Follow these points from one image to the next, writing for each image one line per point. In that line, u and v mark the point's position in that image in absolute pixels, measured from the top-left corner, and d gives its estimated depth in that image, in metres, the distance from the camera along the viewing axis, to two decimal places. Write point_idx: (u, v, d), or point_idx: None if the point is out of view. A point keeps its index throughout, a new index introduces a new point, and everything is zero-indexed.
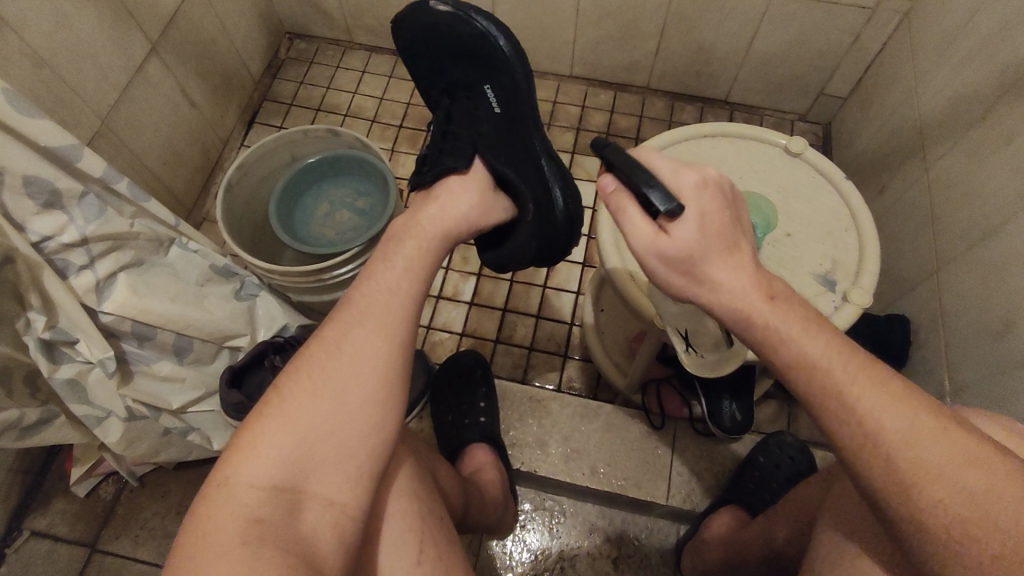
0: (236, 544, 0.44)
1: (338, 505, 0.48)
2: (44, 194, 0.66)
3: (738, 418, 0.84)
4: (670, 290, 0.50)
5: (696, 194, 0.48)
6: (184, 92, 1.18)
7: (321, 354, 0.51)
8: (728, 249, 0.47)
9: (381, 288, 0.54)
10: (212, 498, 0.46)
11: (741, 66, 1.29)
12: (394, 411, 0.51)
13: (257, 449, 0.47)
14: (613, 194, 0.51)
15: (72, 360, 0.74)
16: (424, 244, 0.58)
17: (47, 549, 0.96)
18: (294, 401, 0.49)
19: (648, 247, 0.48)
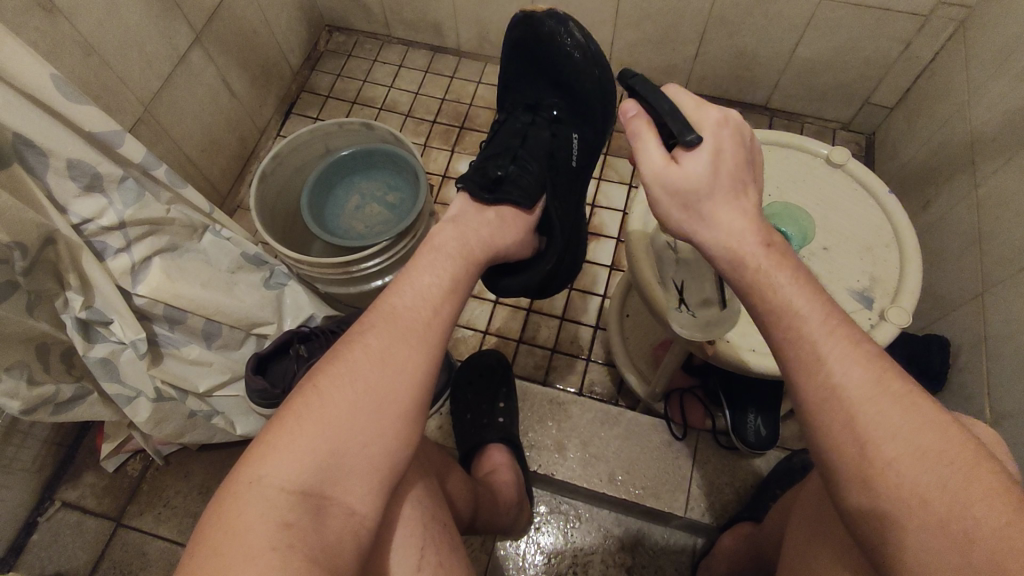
0: (266, 549, 0.43)
1: (360, 515, 0.48)
2: (86, 177, 0.68)
3: (763, 433, 0.82)
4: (666, 220, 0.50)
5: (715, 129, 0.48)
6: (224, 82, 1.21)
7: (355, 358, 0.50)
8: (734, 190, 0.48)
9: (418, 296, 0.53)
10: (239, 498, 0.45)
11: (783, 72, 1.25)
12: (419, 423, 0.51)
13: (288, 450, 0.47)
14: (631, 120, 0.51)
15: (107, 340, 0.77)
16: (459, 256, 0.58)
17: (75, 520, 1.00)
18: (327, 404, 0.48)
19: (654, 175, 0.49)
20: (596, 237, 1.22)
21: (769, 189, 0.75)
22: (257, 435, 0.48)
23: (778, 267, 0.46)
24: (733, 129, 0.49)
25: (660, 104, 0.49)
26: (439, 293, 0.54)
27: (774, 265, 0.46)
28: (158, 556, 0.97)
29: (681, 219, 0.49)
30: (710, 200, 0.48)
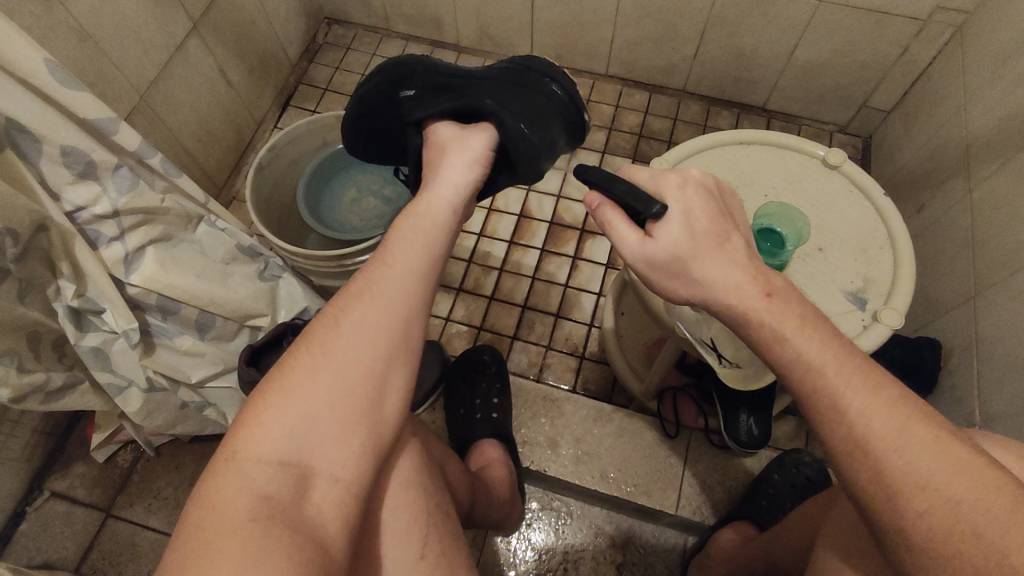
0: (245, 521, 0.40)
1: (344, 483, 0.45)
2: (79, 164, 0.67)
3: (755, 433, 0.84)
4: (661, 291, 0.52)
5: (678, 192, 0.50)
6: (221, 72, 1.20)
7: (323, 325, 0.48)
8: (717, 245, 0.49)
9: (391, 259, 0.50)
10: (217, 475, 0.42)
11: (781, 74, 1.26)
12: (399, 390, 0.49)
13: (263, 422, 0.44)
14: (596, 209, 0.53)
15: (98, 330, 0.76)
16: (442, 214, 0.53)
17: (64, 511, 0.99)
18: (298, 373, 0.46)
19: (637, 254, 0.51)
20: (592, 235, 1.22)
21: (765, 188, 0.75)
22: (236, 412, 0.45)
23: (782, 318, 0.46)
24: (695, 187, 0.51)
25: (614, 186, 0.51)
26: (412, 257, 0.51)
27: (790, 307, 0.46)
28: (147, 547, 0.97)
29: (677, 285, 0.50)
30: (696, 264, 0.49)
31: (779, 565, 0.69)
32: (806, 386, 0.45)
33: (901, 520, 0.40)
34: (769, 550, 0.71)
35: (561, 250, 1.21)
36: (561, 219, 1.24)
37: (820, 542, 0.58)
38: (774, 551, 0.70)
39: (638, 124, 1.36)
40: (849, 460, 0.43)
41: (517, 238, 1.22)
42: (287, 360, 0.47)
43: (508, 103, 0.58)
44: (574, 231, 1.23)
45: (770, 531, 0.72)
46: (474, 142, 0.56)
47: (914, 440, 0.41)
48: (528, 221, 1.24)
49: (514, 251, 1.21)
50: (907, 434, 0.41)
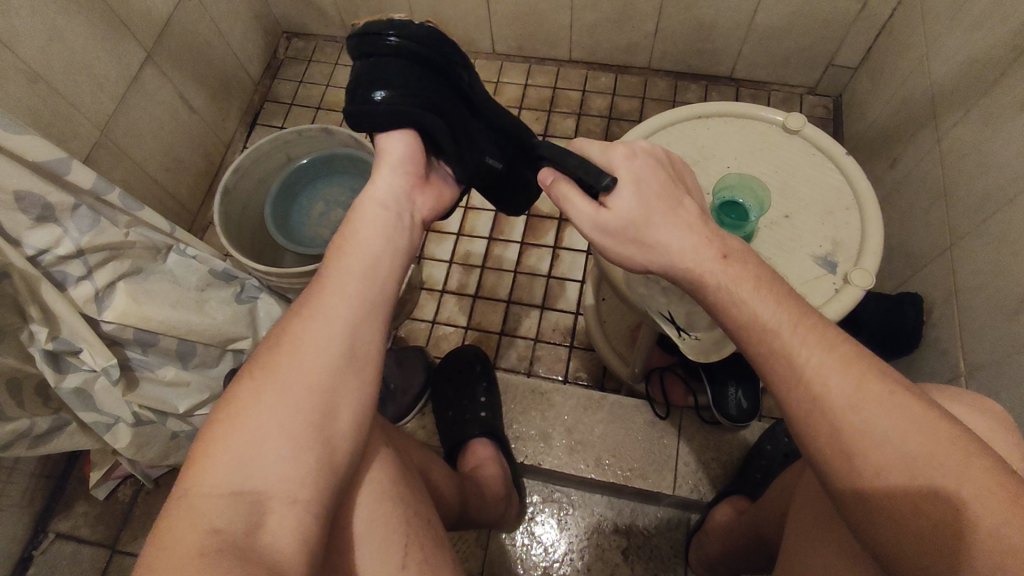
0: (194, 557, 0.40)
1: (302, 504, 0.44)
2: (37, 208, 0.67)
3: (744, 405, 0.85)
4: (619, 260, 0.52)
5: (626, 162, 0.52)
6: (182, 98, 1.19)
7: (266, 352, 0.48)
8: (671, 208, 0.50)
9: (331, 274, 0.51)
10: (170, 514, 0.42)
11: (744, 41, 1.25)
12: (353, 402, 0.48)
13: (211, 455, 0.44)
14: (551, 185, 0.54)
15: (78, 369, 0.76)
16: (378, 224, 0.54)
17: (72, 550, 1.00)
18: (242, 400, 0.46)
19: (590, 223, 0.52)
20: (570, 222, 1.22)
21: (727, 159, 0.74)
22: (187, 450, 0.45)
23: None
24: (643, 158, 0.52)
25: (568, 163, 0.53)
26: (352, 269, 0.51)
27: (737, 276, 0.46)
28: None
29: (632, 254, 0.51)
30: (652, 230, 0.50)
31: (767, 538, 0.69)
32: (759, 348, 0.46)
33: (865, 474, 0.42)
34: (756, 527, 0.71)
35: (541, 241, 1.20)
36: (538, 210, 1.24)
37: (798, 505, 0.59)
38: (759, 524, 0.70)
39: (606, 107, 1.35)
40: (812, 419, 0.44)
41: (496, 233, 1.22)
42: (234, 389, 0.47)
43: (353, 96, 0.59)
44: (551, 221, 1.22)
45: (757, 503, 0.72)
46: (390, 145, 0.59)
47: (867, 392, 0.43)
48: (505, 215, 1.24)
49: (493, 247, 1.21)
50: None
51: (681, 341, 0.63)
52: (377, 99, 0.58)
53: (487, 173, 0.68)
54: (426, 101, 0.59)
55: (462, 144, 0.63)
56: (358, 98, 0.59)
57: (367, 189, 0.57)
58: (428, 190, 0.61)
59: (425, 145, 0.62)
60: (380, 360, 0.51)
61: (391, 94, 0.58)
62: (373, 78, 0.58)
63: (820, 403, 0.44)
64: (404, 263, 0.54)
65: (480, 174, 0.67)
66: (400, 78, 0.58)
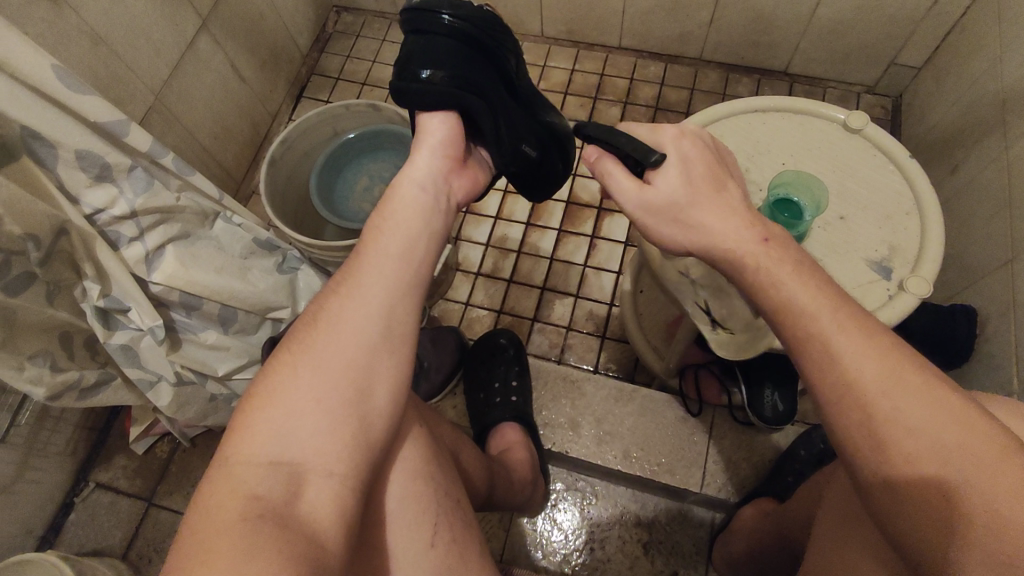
0: (236, 522, 0.40)
1: (339, 478, 0.45)
2: (95, 167, 0.68)
3: (780, 408, 0.84)
4: (663, 245, 0.50)
5: (675, 141, 0.51)
6: (233, 67, 1.21)
7: (304, 327, 0.49)
8: (718, 189, 0.49)
9: (368, 254, 0.51)
10: (212, 480, 0.43)
11: (803, 35, 1.20)
12: (389, 382, 0.49)
13: (252, 424, 0.45)
14: (595, 162, 0.54)
15: (126, 327, 0.79)
16: (415, 205, 0.54)
17: (110, 500, 1.04)
18: (282, 373, 0.47)
19: (634, 200, 0.51)
20: (609, 212, 1.20)
21: (784, 155, 0.71)
22: (229, 420, 0.46)
23: (799, 277, 0.45)
24: (693, 138, 0.51)
25: (618, 140, 0.52)
26: (390, 248, 0.51)
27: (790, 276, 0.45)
28: None
29: (676, 236, 0.49)
30: (696, 208, 0.48)
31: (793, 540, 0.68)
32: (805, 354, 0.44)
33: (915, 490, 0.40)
34: (784, 525, 0.70)
35: (579, 230, 1.19)
36: (578, 198, 1.22)
37: (823, 501, 0.58)
38: (786, 523, 0.70)
39: (654, 97, 1.32)
40: (860, 424, 0.41)
41: (534, 219, 1.21)
42: (272, 363, 0.48)
43: (401, 73, 0.60)
44: (591, 210, 1.21)
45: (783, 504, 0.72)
46: (432, 125, 0.58)
47: (924, 398, 0.40)
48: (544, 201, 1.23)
49: (531, 232, 1.20)
50: (930, 423, 0.39)
51: (711, 336, 0.62)
52: (424, 77, 0.58)
53: (523, 160, 0.68)
54: (471, 84, 0.59)
55: (504, 125, 0.63)
56: (407, 75, 0.59)
57: (405, 169, 0.57)
58: (466, 171, 0.61)
59: (466, 128, 0.62)
60: (415, 340, 0.51)
61: (438, 73, 0.58)
62: (424, 56, 0.59)
63: (873, 407, 0.41)
64: (439, 245, 0.54)
65: (516, 161, 0.67)
66: (450, 57, 0.59)
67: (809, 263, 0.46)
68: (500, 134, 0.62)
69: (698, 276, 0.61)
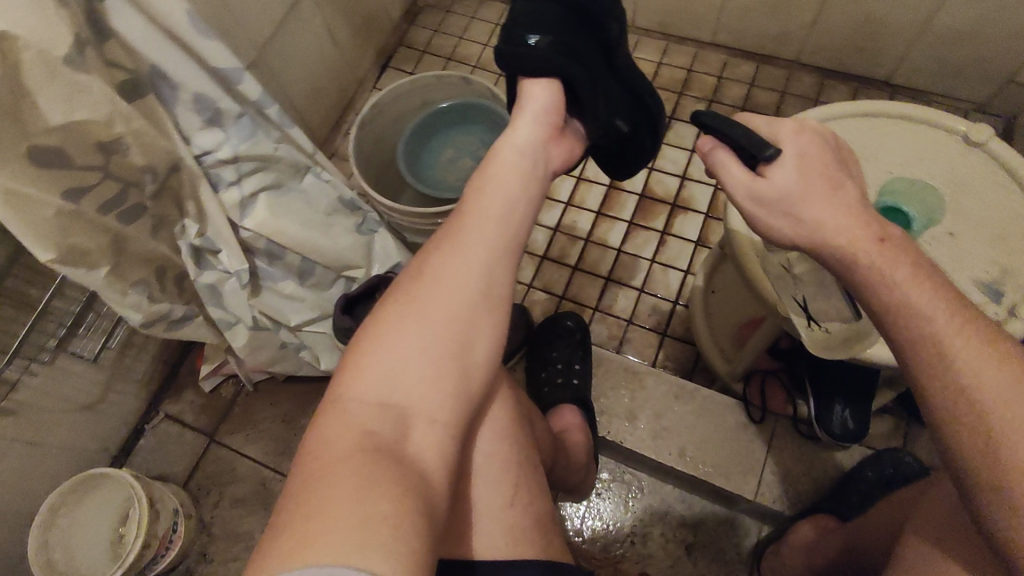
0: (354, 453, 0.41)
1: (442, 424, 0.46)
2: (208, 111, 0.71)
3: (849, 426, 0.80)
4: (762, 231, 0.50)
5: (792, 138, 0.50)
6: (329, 30, 1.24)
7: (407, 280, 0.50)
8: (832, 190, 0.47)
9: (470, 213, 0.52)
10: (324, 418, 0.44)
11: (913, 44, 1.15)
12: (487, 337, 0.50)
13: (361, 367, 0.46)
14: (710, 153, 0.52)
15: (214, 268, 0.83)
16: (518, 170, 0.54)
17: (175, 432, 1.09)
18: (388, 322, 0.48)
19: (744, 192, 0.50)
20: (684, 210, 1.18)
21: (896, 163, 0.68)
22: (337, 364, 0.48)
23: (918, 283, 0.43)
24: (811, 135, 0.49)
25: (732, 131, 0.50)
26: (492, 208, 0.52)
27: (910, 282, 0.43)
28: (245, 472, 1.06)
29: (778, 226, 0.48)
30: (806, 201, 0.47)
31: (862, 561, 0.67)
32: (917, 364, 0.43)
33: None
34: (853, 537, 0.69)
35: (650, 224, 1.18)
36: (653, 192, 1.21)
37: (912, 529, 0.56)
38: (857, 541, 0.68)
39: (742, 97, 1.29)
40: (972, 440, 0.39)
41: (606, 209, 1.20)
42: (377, 314, 0.50)
43: (506, 38, 0.61)
44: (665, 205, 1.19)
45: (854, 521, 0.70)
46: (534, 92, 0.58)
47: None
48: (618, 192, 1.22)
49: (601, 221, 1.19)
50: None
51: (805, 334, 0.59)
52: (529, 43, 0.59)
53: (616, 136, 0.67)
54: (574, 54, 0.60)
55: (602, 96, 0.62)
56: (512, 40, 0.60)
57: (507, 134, 0.57)
58: (564, 142, 0.61)
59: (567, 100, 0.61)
60: (511, 300, 0.51)
61: (543, 41, 0.59)
62: (532, 24, 0.60)
63: (986, 424, 0.39)
64: (536, 212, 0.55)
65: (609, 135, 0.66)
66: (555, 25, 0.59)
67: (930, 271, 0.44)
68: (599, 104, 0.61)
69: (801, 271, 0.59)
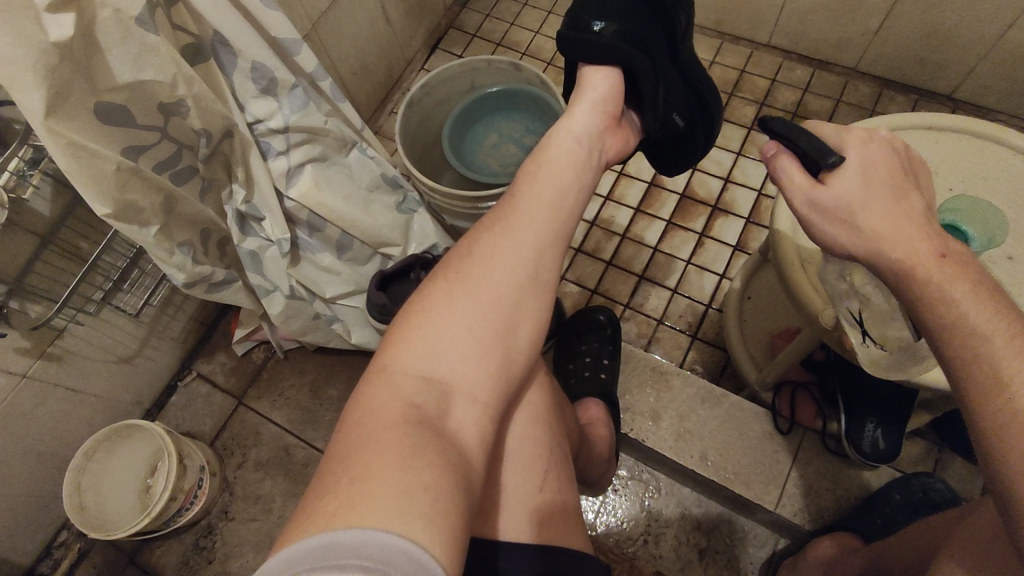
0: (399, 422, 0.42)
1: (483, 402, 0.46)
2: (264, 80, 0.72)
3: (881, 446, 0.78)
4: (823, 241, 0.49)
5: (861, 145, 0.48)
6: (382, 8, 1.24)
7: (457, 259, 0.51)
8: (899, 199, 0.46)
9: (523, 197, 0.52)
10: (370, 386, 0.45)
11: (981, 58, 1.10)
12: (530, 322, 0.50)
13: (408, 340, 0.47)
14: (772, 158, 0.52)
15: (257, 235, 0.85)
16: (573, 157, 0.54)
17: (206, 391, 1.12)
18: (437, 298, 0.48)
19: (802, 198, 0.49)
20: (724, 213, 1.17)
21: (956, 181, 0.66)
22: (383, 335, 0.48)
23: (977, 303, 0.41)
24: (881, 144, 0.48)
25: (802, 140, 0.49)
26: (544, 194, 0.52)
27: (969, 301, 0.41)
28: (269, 436, 1.08)
29: (840, 234, 0.47)
30: (865, 209, 0.46)
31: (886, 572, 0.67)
32: (968, 385, 0.41)
33: None
34: (879, 553, 0.68)
35: (689, 225, 1.16)
36: (694, 192, 1.19)
37: (944, 558, 0.54)
38: (883, 557, 0.68)
39: (795, 102, 1.26)
40: (1021, 471, 0.38)
41: (645, 207, 1.19)
42: (425, 290, 0.50)
43: (572, 24, 0.61)
44: (705, 207, 1.18)
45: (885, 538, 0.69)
46: (594, 80, 0.58)
47: None
48: (659, 190, 1.20)
49: (639, 219, 1.18)
50: None
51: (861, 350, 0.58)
52: (596, 29, 0.58)
53: (670, 130, 0.66)
54: (639, 44, 0.59)
55: (662, 90, 0.61)
56: (578, 26, 0.60)
57: (564, 121, 0.57)
58: (619, 132, 0.60)
59: (626, 89, 0.61)
60: (556, 286, 0.52)
61: (610, 29, 0.58)
62: (600, 10, 0.59)
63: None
64: (586, 201, 0.55)
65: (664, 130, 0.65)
66: (622, 13, 0.59)
67: (990, 291, 0.43)
68: (658, 99, 0.60)
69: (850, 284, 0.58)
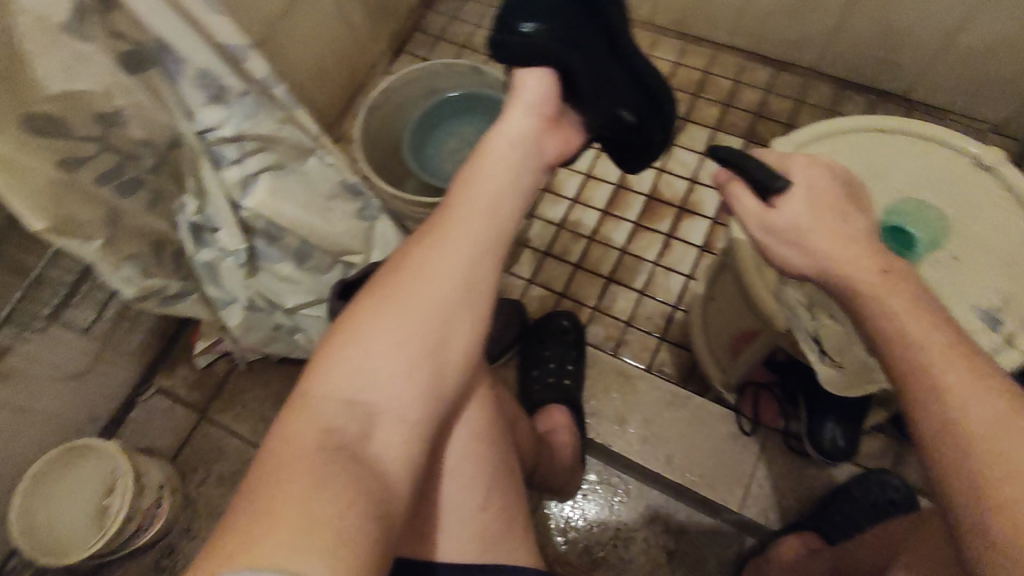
0: (313, 450, 0.42)
1: (409, 424, 0.46)
2: (212, 87, 0.69)
3: (840, 445, 0.80)
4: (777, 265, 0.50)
5: (803, 169, 0.50)
6: (342, 11, 1.22)
7: (386, 273, 0.50)
8: (842, 219, 0.47)
9: (455, 208, 0.51)
10: (293, 410, 0.45)
11: (935, 57, 1.12)
12: (461, 337, 0.49)
13: (331, 361, 0.46)
14: (724, 185, 0.52)
15: (211, 246, 0.83)
16: (506, 166, 0.53)
17: (166, 405, 1.09)
18: (363, 316, 0.48)
19: (755, 224, 0.51)
20: (690, 214, 1.17)
21: (902, 185, 0.67)
22: (311, 355, 0.48)
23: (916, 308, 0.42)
24: None
25: (748, 164, 0.50)
26: (476, 205, 0.51)
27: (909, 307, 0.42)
28: (233, 449, 1.06)
29: (792, 256, 0.49)
30: None
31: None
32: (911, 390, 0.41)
33: None
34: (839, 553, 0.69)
35: (654, 226, 1.17)
36: (659, 193, 1.20)
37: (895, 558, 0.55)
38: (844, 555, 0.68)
39: (757, 102, 1.27)
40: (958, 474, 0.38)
41: (611, 209, 1.19)
42: (354, 306, 0.49)
43: (502, 27, 0.60)
44: (670, 208, 1.18)
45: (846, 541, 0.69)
46: (529, 85, 0.57)
47: None
48: (625, 192, 1.20)
49: (606, 221, 1.18)
50: None
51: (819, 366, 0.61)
52: (525, 30, 0.58)
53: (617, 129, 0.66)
54: (570, 44, 0.58)
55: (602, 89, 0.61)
56: (507, 28, 0.59)
57: (499, 127, 0.56)
58: (558, 133, 0.60)
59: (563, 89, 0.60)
60: (491, 299, 0.51)
61: (540, 30, 0.57)
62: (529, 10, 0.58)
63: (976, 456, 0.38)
64: (523, 210, 0.54)
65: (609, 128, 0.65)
66: (550, 12, 0.58)
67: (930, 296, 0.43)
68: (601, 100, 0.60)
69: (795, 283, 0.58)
